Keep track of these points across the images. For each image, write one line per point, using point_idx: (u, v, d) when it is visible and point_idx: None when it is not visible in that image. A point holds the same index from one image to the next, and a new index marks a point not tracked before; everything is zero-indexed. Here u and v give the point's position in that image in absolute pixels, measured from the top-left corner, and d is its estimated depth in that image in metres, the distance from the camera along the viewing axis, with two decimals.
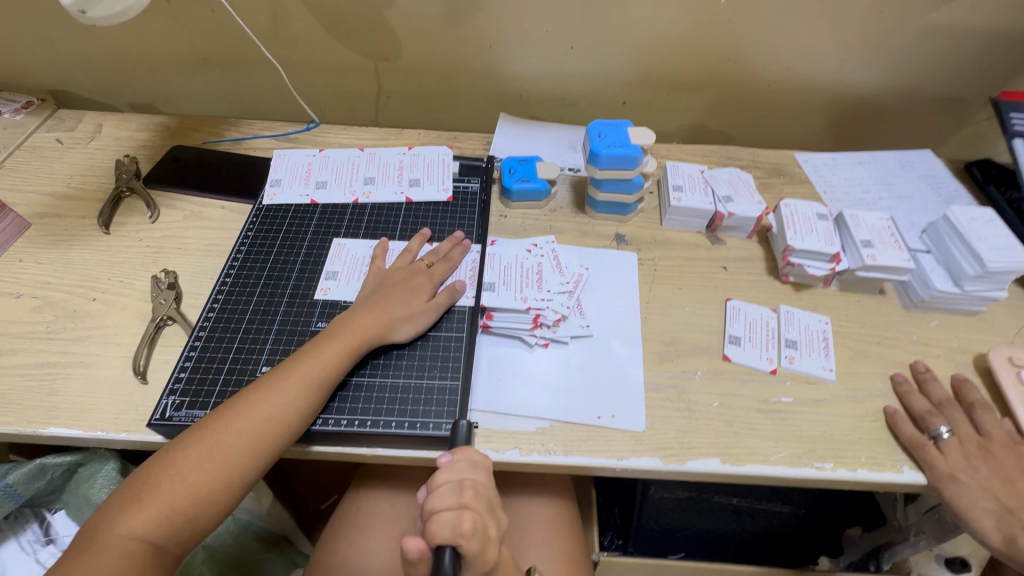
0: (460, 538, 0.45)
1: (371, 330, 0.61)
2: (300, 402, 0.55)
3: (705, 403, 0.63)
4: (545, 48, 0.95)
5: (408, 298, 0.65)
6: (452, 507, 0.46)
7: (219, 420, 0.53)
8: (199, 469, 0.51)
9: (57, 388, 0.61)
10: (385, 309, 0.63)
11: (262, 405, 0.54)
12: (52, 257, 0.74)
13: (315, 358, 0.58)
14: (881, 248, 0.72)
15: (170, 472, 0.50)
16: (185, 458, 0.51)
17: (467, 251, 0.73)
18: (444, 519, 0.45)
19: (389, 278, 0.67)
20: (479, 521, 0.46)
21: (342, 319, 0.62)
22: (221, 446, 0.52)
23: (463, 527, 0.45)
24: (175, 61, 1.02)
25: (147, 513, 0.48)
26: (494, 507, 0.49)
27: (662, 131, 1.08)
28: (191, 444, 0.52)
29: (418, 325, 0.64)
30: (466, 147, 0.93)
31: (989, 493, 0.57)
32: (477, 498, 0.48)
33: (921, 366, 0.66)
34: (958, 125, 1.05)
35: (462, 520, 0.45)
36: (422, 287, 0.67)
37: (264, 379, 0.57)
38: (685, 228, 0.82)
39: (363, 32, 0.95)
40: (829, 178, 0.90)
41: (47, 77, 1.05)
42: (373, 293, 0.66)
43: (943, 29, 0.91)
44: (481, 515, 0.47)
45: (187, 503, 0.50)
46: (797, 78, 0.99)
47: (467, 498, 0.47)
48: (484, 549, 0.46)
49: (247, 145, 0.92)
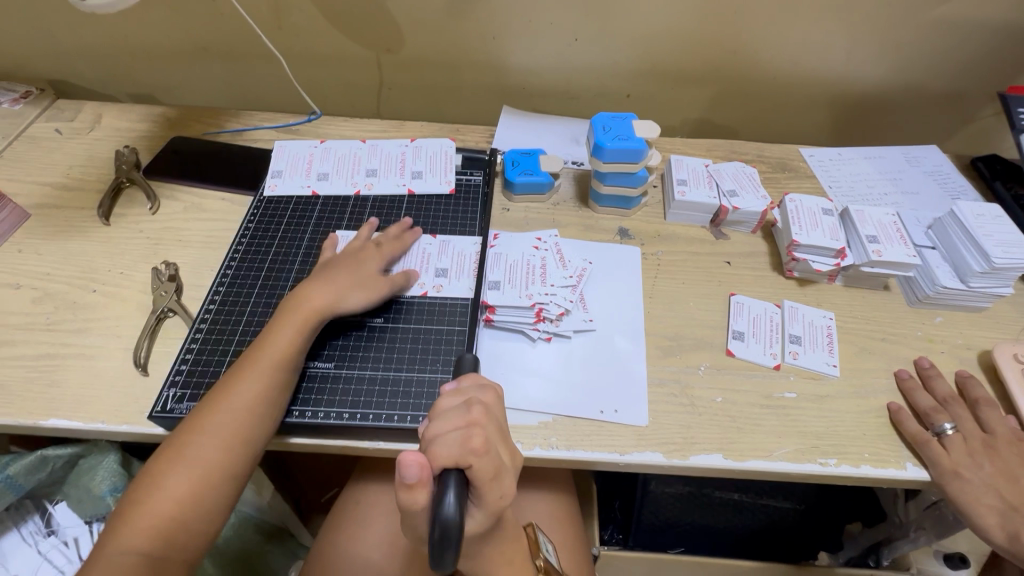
0: (469, 457, 0.39)
1: (321, 305, 0.61)
2: (265, 391, 0.55)
3: (708, 398, 0.63)
4: (548, 39, 0.94)
5: (358, 273, 0.65)
6: (460, 426, 0.41)
7: (192, 430, 0.53)
8: (183, 479, 0.50)
9: (58, 379, 0.61)
10: (331, 282, 0.63)
11: (231, 401, 0.54)
12: (51, 248, 0.74)
13: (266, 344, 0.58)
14: (886, 244, 0.71)
15: (154, 490, 0.50)
16: (165, 473, 0.50)
17: (418, 235, 0.73)
18: (451, 437, 0.40)
19: (336, 258, 0.67)
20: (490, 439, 0.41)
21: (290, 297, 0.62)
22: (200, 455, 0.52)
23: (472, 442, 0.40)
24: (175, 51, 1.01)
25: (138, 532, 0.48)
26: (506, 432, 0.44)
27: (666, 124, 1.07)
28: (168, 456, 0.51)
29: (372, 296, 0.64)
30: (469, 139, 0.92)
31: (993, 491, 0.56)
32: (487, 418, 0.43)
33: (926, 362, 0.66)
34: (964, 121, 1.04)
35: (471, 437, 0.40)
36: (371, 262, 0.67)
37: (224, 382, 0.56)
38: (689, 223, 0.81)
39: (365, 22, 0.94)
40: (834, 172, 0.89)
41: (45, 66, 1.04)
42: (321, 271, 0.65)
43: (951, 22, 0.90)
44: (492, 435, 0.42)
45: (179, 514, 0.49)
46: (803, 72, 0.98)
47: (476, 416, 0.42)
48: (498, 474, 0.41)
49: (247, 136, 0.91)
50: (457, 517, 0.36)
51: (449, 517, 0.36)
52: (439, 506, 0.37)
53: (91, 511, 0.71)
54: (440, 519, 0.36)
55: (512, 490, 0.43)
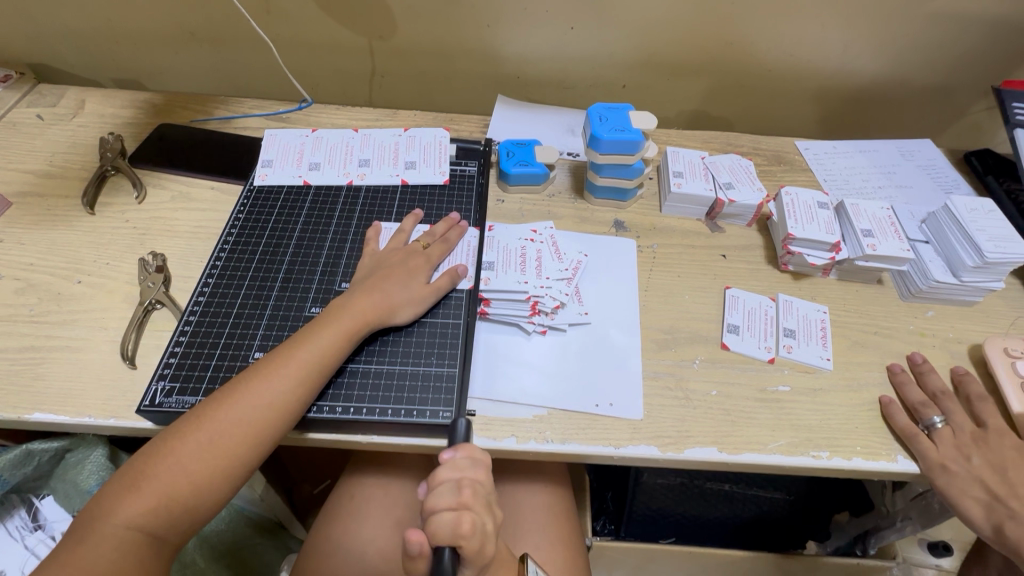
0: (460, 539, 0.43)
1: (370, 314, 0.60)
2: (297, 389, 0.54)
3: (703, 391, 0.63)
4: (544, 27, 0.92)
5: (407, 282, 0.64)
6: (453, 506, 0.44)
7: (217, 407, 0.52)
8: (199, 459, 0.50)
9: (43, 372, 0.60)
10: (384, 292, 0.62)
11: (265, 392, 0.53)
12: (35, 237, 0.72)
13: (312, 344, 0.57)
14: (881, 238, 0.71)
15: (168, 460, 0.49)
16: (183, 448, 0.50)
17: (463, 233, 0.72)
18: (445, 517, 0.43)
19: (386, 261, 0.66)
20: (478, 520, 0.45)
21: (338, 302, 0.61)
22: (221, 434, 0.51)
23: (463, 527, 0.43)
24: (161, 35, 0.98)
25: (143, 501, 0.47)
26: (492, 504, 0.48)
27: (662, 116, 1.07)
28: (190, 433, 0.50)
29: (417, 307, 0.63)
30: (463, 129, 0.91)
31: (981, 482, 0.57)
32: (476, 496, 0.46)
33: (918, 357, 0.66)
34: (958, 115, 1.05)
35: (463, 521, 0.43)
36: (420, 269, 0.66)
37: (261, 365, 0.55)
38: (684, 216, 0.81)
39: (358, 8, 0.91)
40: (830, 166, 0.89)
41: (26, 49, 1.01)
42: (371, 275, 0.65)
43: (948, 16, 0.90)
44: (480, 514, 0.46)
45: (186, 492, 0.49)
46: (800, 65, 0.98)
47: (467, 497, 0.45)
48: (483, 548, 0.45)
49: (237, 124, 0.89)
50: None
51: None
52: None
53: (79, 506, 0.70)
54: None
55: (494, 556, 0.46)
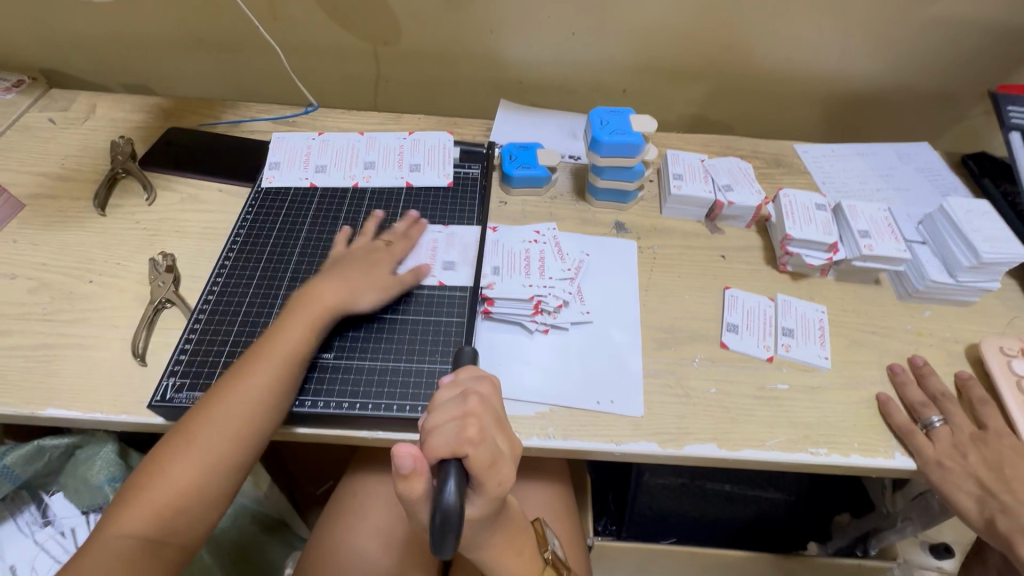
0: (465, 446, 0.40)
1: (331, 303, 0.62)
2: (268, 384, 0.55)
3: (702, 389, 0.64)
4: (547, 33, 0.94)
5: (367, 273, 0.65)
6: (455, 417, 0.42)
7: (196, 415, 0.53)
8: (185, 462, 0.51)
9: (56, 368, 0.61)
10: (343, 283, 0.64)
11: (238, 388, 0.54)
12: (47, 238, 0.73)
13: (275, 339, 0.58)
14: (878, 239, 0.72)
15: (158, 470, 0.51)
16: (169, 455, 0.51)
17: (425, 229, 0.73)
18: (447, 429, 0.41)
19: (348, 255, 0.68)
20: (485, 428, 0.41)
21: (298, 296, 0.63)
22: (204, 436, 0.52)
23: (467, 433, 0.40)
24: (171, 41, 1.00)
25: (139, 510, 0.49)
26: (504, 423, 0.44)
27: (662, 120, 1.08)
28: (174, 440, 0.52)
29: (380, 297, 0.65)
30: (466, 133, 0.92)
31: (973, 477, 0.58)
32: (483, 410, 0.43)
33: (919, 360, 0.67)
34: (956, 118, 1.06)
35: (467, 427, 0.41)
36: (381, 262, 0.67)
37: (233, 369, 0.57)
38: (684, 218, 0.82)
39: (363, 14, 0.93)
40: (828, 169, 0.91)
41: (38, 55, 1.03)
42: (329, 269, 0.66)
43: (944, 21, 0.91)
44: (488, 425, 0.42)
45: (180, 496, 0.50)
46: (798, 69, 0.99)
47: (471, 408, 0.42)
48: (495, 462, 0.41)
49: (244, 127, 0.91)
50: (458, 502, 0.37)
51: (449, 504, 0.36)
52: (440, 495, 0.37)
53: (88, 502, 0.70)
54: (441, 505, 0.37)
55: (511, 477, 0.42)
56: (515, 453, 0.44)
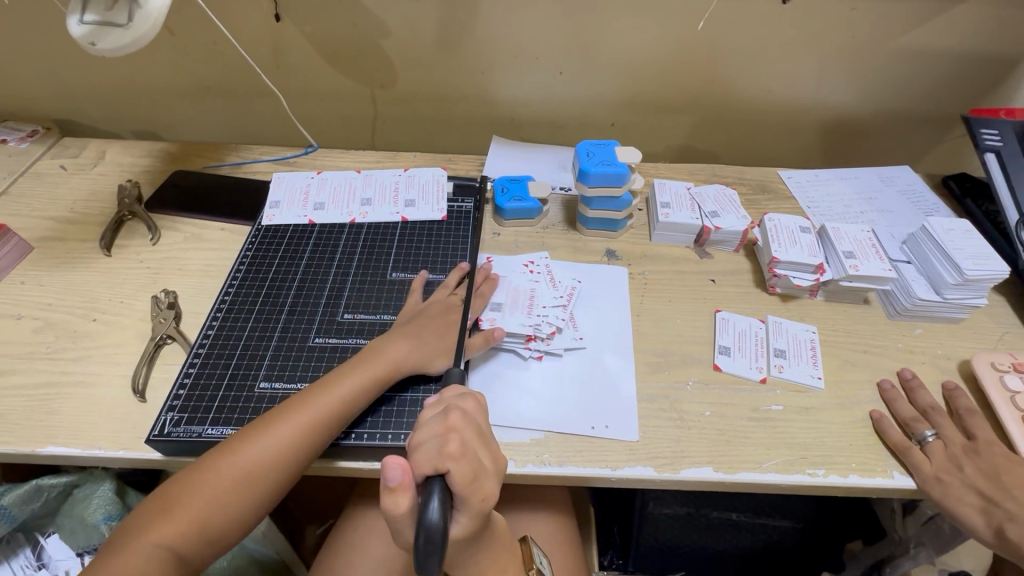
0: (446, 462, 0.37)
1: (398, 363, 0.61)
2: (323, 428, 0.55)
3: (697, 412, 0.64)
4: (535, 73, 0.99)
5: (443, 334, 0.65)
6: (436, 433, 0.40)
7: (247, 439, 0.54)
8: (227, 493, 0.51)
9: (56, 407, 0.62)
10: (416, 341, 0.64)
11: (293, 428, 0.55)
12: (54, 279, 0.75)
13: (343, 385, 0.58)
14: (863, 259, 0.74)
15: (200, 487, 0.51)
16: (211, 479, 0.52)
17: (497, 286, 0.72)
18: (429, 445, 0.39)
19: (422, 312, 0.68)
20: (468, 442, 0.39)
21: (373, 347, 0.63)
22: (247, 471, 0.53)
23: (449, 446, 0.38)
24: (179, 91, 1.05)
25: (174, 526, 0.49)
26: (487, 436, 0.42)
27: (650, 151, 1.12)
28: (218, 464, 0.52)
29: (451, 359, 0.64)
30: (460, 168, 0.96)
31: (972, 489, 0.57)
32: (466, 423, 0.41)
33: (908, 373, 0.68)
34: (935, 142, 1.09)
35: (449, 441, 0.38)
36: (456, 326, 0.66)
37: (298, 400, 0.57)
38: (673, 244, 0.84)
39: (361, 60, 0.98)
40: (812, 194, 0.93)
41: (52, 107, 1.08)
42: (406, 323, 0.66)
43: (914, 51, 0.96)
44: (471, 440, 0.40)
45: (212, 523, 0.51)
46: (778, 100, 1.03)
47: (453, 422, 0.40)
48: (477, 477, 0.38)
49: (246, 169, 0.94)
50: (441, 524, 0.34)
51: (433, 527, 0.34)
52: (422, 513, 0.34)
53: (84, 543, 0.70)
54: (423, 525, 0.34)
55: (495, 492, 0.40)
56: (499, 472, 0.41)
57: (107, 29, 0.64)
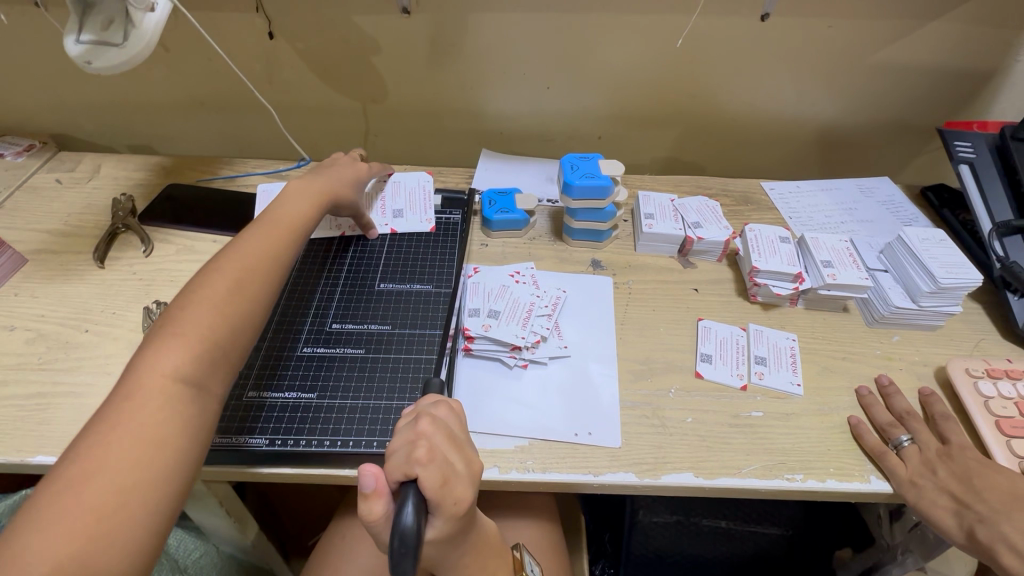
0: (416, 468, 0.38)
1: (300, 215, 0.68)
2: (273, 283, 0.60)
3: (678, 419, 0.66)
4: (523, 87, 1.01)
5: (334, 179, 0.77)
6: (407, 441, 0.41)
7: (187, 303, 0.52)
8: (171, 377, 0.47)
9: (46, 417, 0.63)
10: (315, 205, 0.71)
11: (203, 296, 0.53)
12: (47, 291, 0.77)
13: (243, 248, 0.60)
14: (841, 268, 0.75)
15: (178, 345, 0.48)
16: (150, 373, 0.46)
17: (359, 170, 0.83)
18: (400, 453, 0.40)
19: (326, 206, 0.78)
20: (437, 448, 0.40)
21: (268, 211, 0.68)
22: (187, 342, 0.49)
23: (417, 453, 0.39)
24: (173, 105, 1.07)
25: (178, 347, 0.48)
26: (460, 440, 0.43)
27: (637, 163, 1.14)
28: (146, 357, 0.47)
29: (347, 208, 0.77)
30: (449, 181, 0.98)
31: (945, 492, 0.57)
32: (436, 429, 0.42)
33: (885, 380, 0.69)
34: (915, 153, 1.12)
35: (417, 448, 0.39)
36: (349, 179, 0.80)
37: (204, 273, 0.56)
38: (657, 254, 0.86)
39: (352, 76, 1.01)
40: (794, 205, 0.95)
41: (49, 121, 1.10)
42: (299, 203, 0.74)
43: (890, 66, 0.98)
44: (441, 444, 0.41)
45: (181, 412, 0.45)
46: (760, 112, 1.06)
47: (423, 429, 0.41)
48: (449, 480, 0.39)
49: (239, 182, 0.96)
50: (415, 527, 0.35)
51: (406, 528, 0.35)
52: (396, 519, 0.35)
53: None
54: (397, 530, 0.35)
55: (471, 495, 0.40)
56: (475, 474, 0.42)
57: (102, 48, 0.66)
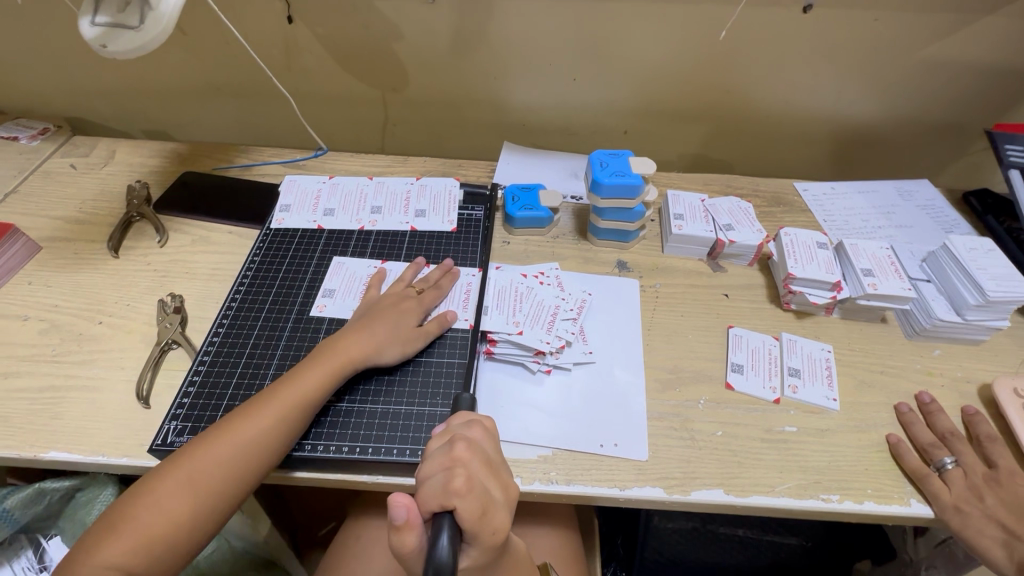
0: (452, 499, 0.37)
1: (357, 354, 0.61)
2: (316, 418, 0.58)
3: (708, 432, 0.63)
4: (549, 79, 0.97)
5: (394, 324, 0.65)
6: (443, 467, 0.39)
7: (148, 492, 0.50)
8: (178, 498, 0.50)
9: (60, 412, 0.61)
10: (372, 332, 0.63)
11: (247, 426, 0.54)
12: (61, 280, 0.75)
13: (304, 378, 0.58)
14: (882, 277, 0.72)
15: (192, 478, 0.51)
16: (162, 487, 0.50)
17: (456, 278, 0.74)
18: (435, 481, 0.38)
19: (377, 303, 0.68)
20: (474, 476, 0.39)
21: (331, 340, 0.62)
22: (204, 471, 0.51)
23: (455, 484, 0.37)
24: (190, 91, 1.05)
25: (125, 541, 0.47)
26: (496, 467, 0.42)
27: (663, 159, 1.10)
28: (174, 467, 0.51)
29: (404, 347, 0.64)
30: (471, 174, 0.95)
31: (994, 520, 0.56)
32: (473, 455, 0.41)
33: (926, 397, 0.66)
34: (955, 155, 1.07)
35: (454, 478, 0.38)
36: (411, 311, 0.67)
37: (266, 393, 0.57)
38: (686, 256, 0.82)
39: (372, 63, 0.97)
40: (828, 207, 0.91)
41: (64, 105, 1.08)
42: (363, 315, 0.66)
43: (936, 63, 0.93)
44: (477, 471, 0.40)
45: (167, 533, 0.49)
46: (795, 110, 1.01)
47: (459, 455, 0.40)
48: (487, 511, 0.38)
49: (256, 171, 0.94)
50: (450, 560, 0.34)
51: (441, 561, 0.33)
52: (431, 551, 0.34)
53: None
54: (432, 563, 0.34)
55: (507, 525, 0.39)
56: (510, 501, 0.41)
57: (118, 31, 0.63)
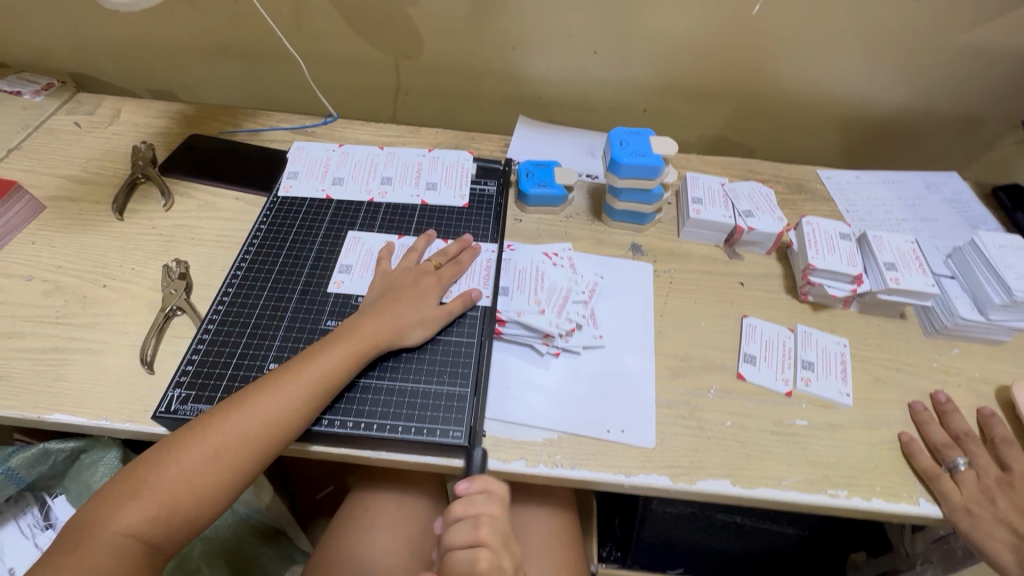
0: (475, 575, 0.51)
1: (381, 335, 0.60)
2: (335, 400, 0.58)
3: (716, 422, 0.62)
4: (569, 52, 0.94)
5: (415, 303, 0.64)
6: (469, 544, 0.53)
7: (170, 461, 0.49)
8: (202, 472, 0.50)
9: (64, 373, 0.61)
10: (394, 313, 0.62)
11: (271, 407, 0.53)
12: (65, 241, 0.74)
13: (325, 358, 0.57)
14: (905, 272, 0.70)
15: (215, 453, 0.50)
16: (185, 459, 0.50)
17: (475, 254, 0.72)
18: (463, 555, 0.52)
19: (397, 281, 0.66)
20: (494, 558, 0.52)
21: (351, 321, 0.61)
22: (226, 446, 0.51)
23: (478, 564, 0.52)
24: (197, 50, 1.01)
25: (144, 509, 0.48)
26: (509, 538, 0.55)
27: (682, 140, 1.07)
28: (198, 439, 0.51)
29: (427, 329, 0.63)
30: (483, 148, 0.92)
31: (1004, 524, 0.56)
32: (493, 533, 0.54)
33: (942, 397, 0.64)
34: (984, 148, 1.03)
35: (478, 558, 0.52)
36: (431, 290, 0.66)
37: (289, 370, 0.56)
38: (702, 241, 0.80)
39: (387, 28, 0.94)
40: (852, 197, 0.88)
41: (69, 59, 1.05)
42: (382, 295, 0.65)
43: (976, 50, 0.89)
44: (495, 549, 0.53)
45: (189, 506, 0.49)
46: (823, 94, 0.97)
47: (483, 536, 0.53)
48: None
49: (263, 136, 0.91)
50: None
51: None
52: None
53: None
54: None
55: None
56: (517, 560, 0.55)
57: None
